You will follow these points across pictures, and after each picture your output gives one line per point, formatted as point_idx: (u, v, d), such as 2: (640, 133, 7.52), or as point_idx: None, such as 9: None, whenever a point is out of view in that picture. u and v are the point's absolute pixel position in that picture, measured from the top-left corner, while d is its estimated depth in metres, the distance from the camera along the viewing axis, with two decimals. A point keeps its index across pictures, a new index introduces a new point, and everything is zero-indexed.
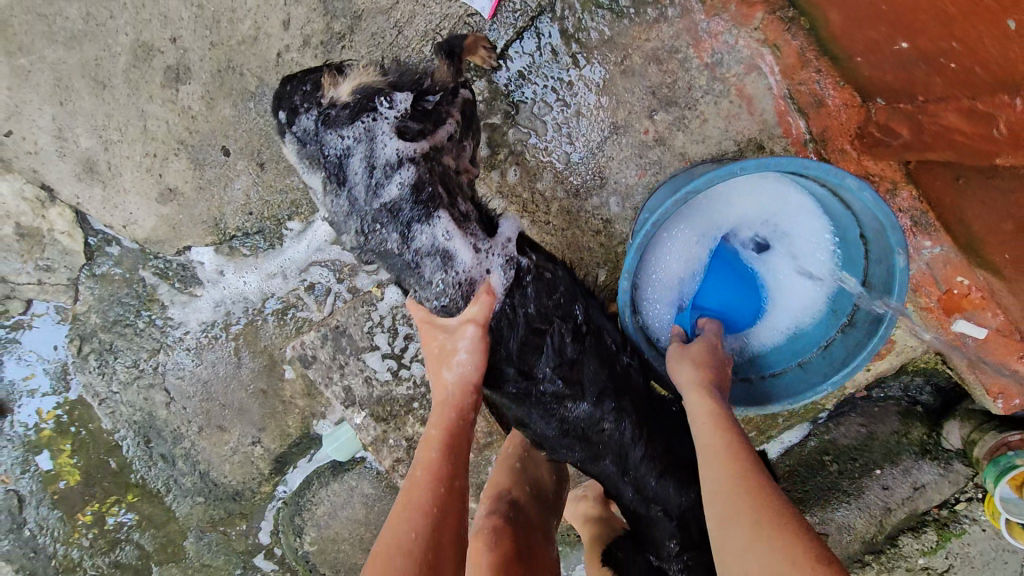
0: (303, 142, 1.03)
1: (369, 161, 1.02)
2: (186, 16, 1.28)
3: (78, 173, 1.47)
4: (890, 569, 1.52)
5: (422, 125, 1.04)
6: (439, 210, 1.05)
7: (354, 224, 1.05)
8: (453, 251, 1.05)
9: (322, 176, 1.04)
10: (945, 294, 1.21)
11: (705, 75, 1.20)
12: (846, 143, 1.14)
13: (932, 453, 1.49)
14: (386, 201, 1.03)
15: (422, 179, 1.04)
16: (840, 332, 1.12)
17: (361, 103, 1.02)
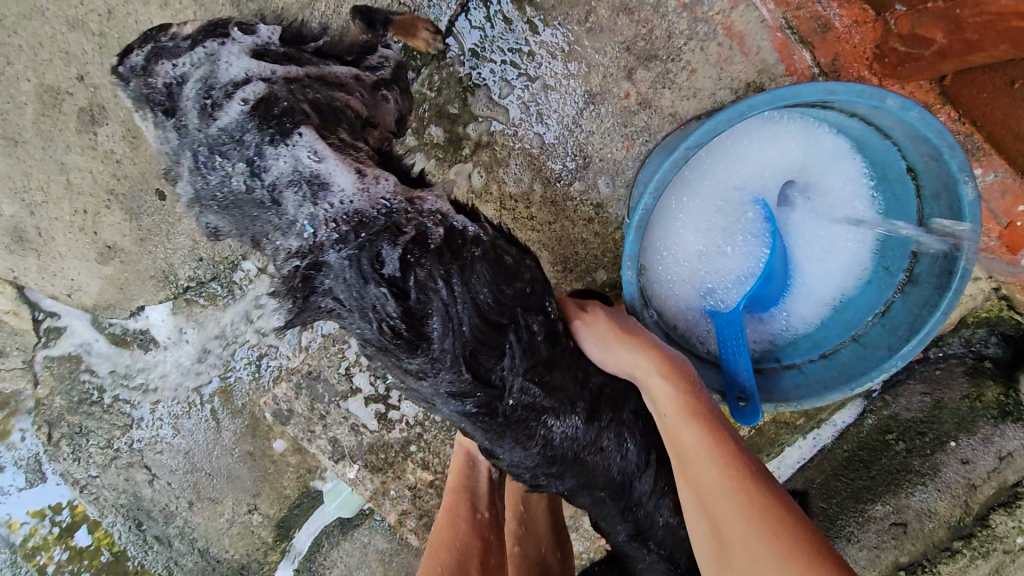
0: (125, 78, 0.77)
1: (203, 82, 0.75)
2: (90, 49, 1.13)
3: (8, 244, 1.31)
4: (986, 555, 1.28)
5: (291, 54, 0.86)
6: (300, 129, 0.78)
7: (185, 161, 0.76)
8: (327, 178, 0.79)
9: (147, 114, 0.77)
10: (1008, 228, 1.03)
11: (684, 17, 1.02)
12: (863, 69, 0.97)
13: (1015, 414, 1.29)
14: (224, 124, 0.75)
15: (272, 97, 0.78)
16: (900, 293, 0.96)
17: (204, 26, 0.79)
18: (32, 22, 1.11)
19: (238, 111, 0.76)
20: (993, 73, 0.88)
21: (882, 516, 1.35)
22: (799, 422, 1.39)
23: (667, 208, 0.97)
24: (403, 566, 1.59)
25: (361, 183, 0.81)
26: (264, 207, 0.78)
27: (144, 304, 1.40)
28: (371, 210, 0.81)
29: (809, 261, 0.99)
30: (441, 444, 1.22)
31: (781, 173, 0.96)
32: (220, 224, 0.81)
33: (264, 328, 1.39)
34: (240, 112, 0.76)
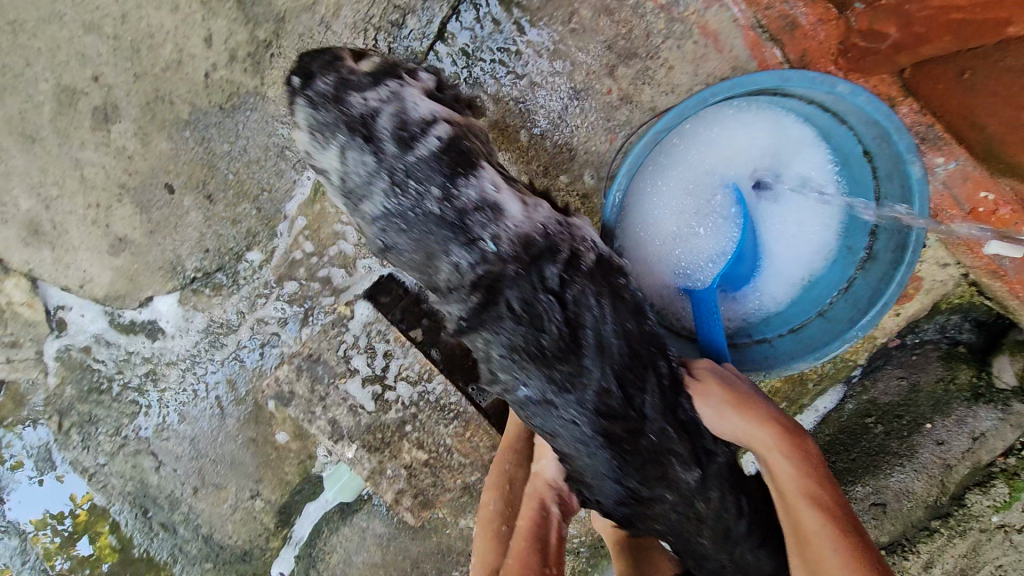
0: (320, 108, 0.98)
1: (400, 117, 0.99)
2: (105, 51, 1.20)
3: (25, 238, 1.38)
4: (963, 533, 1.31)
5: (444, 103, 1.06)
6: (484, 164, 1.01)
7: (382, 181, 0.98)
8: (502, 205, 0.99)
9: (342, 139, 0.98)
10: (971, 214, 1.08)
11: (662, 17, 1.09)
12: (829, 64, 1.03)
13: (987, 396, 1.35)
14: (419, 154, 0.98)
15: (457, 136, 1.01)
16: (861, 271, 1.04)
17: (388, 71, 1.03)
18: (51, 26, 1.18)
19: (435, 145, 0.99)
20: (947, 65, 0.95)
21: (860, 496, 1.41)
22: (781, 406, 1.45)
23: (645, 193, 1.04)
24: (400, 550, 1.63)
25: (524, 206, 1.01)
26: (444, 220, 0.98)
27: (154, 295, 1.46)
28: (536, 232, 1.00)
29: (777, 243, 1.08)
30: (435, 424, 1.27)
31: (749, 160, 1.05)
32: (398, 239, 1.00)
33: (268, 319, 1.45)
34: (435, 146, 0.99)
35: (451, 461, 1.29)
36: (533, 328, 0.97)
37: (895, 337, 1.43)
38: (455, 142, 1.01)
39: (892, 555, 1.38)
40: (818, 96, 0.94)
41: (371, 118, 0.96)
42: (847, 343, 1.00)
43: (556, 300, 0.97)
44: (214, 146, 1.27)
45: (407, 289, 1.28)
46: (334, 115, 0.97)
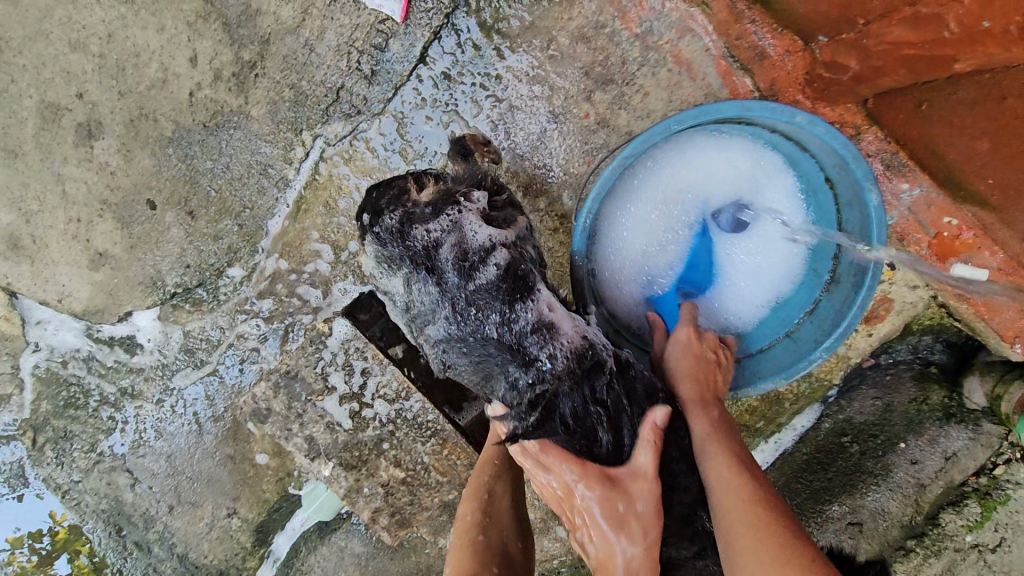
0: (385, 242, 1.00)
1: (460, 248, 0.98)
2: (90, 69, 1.21)
3: (4, 251, 1.38)
4: (938, 553, 1.32)
5: (500, 221, 1.06)
6: (539, 286, 1.04)
7: (445, 311, 0.99)
8: (558, 327, 1.02)
9: (406, 271, 1.00)
10: (936, 238, 1.11)
11: (637, 46, 1.13)
12: (797, 93, 1.07)
13: (958, 416, 1.38)
14: (480, 285, 0.98)
15: (514, 262, 1.02)
16: (825, 293, 1.10)
17: (443, 197, 1.01)
18: (38, 44, 1.20)
19: (494, 273, 0.99)
20: (905, 96, 1.00)
21: (838, 516, 1.42)
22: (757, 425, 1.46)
23: (620, 217, 1.10)
24: (378, 569, 1.61)
25: (574, 324, 1.04)
26: (506, 349, 1.00)
27: (134, 309, 1.45)
28: (585, 346, 1.04)
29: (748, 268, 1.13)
30: (412, 442, 1.27)
31: (720, 188, 1.10)
32: (458, 356, 1.03)
33: (248, 335, 1.45)
34: (494, 274, 0.99)
35: (428, 479, 1.28)
36: (583, 443, 0.99)
37: (868, 357, 1.44)
38: (514, 271, 1.01)
39: None
40: (781, 126, 0.99)
41: (434, 250, 0.97)
42: (812, 364, 1.04)
43: (603, 409, 1.01)
44: (197, 163, 1.28)
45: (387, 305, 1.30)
46: (398, 248, 0.98)
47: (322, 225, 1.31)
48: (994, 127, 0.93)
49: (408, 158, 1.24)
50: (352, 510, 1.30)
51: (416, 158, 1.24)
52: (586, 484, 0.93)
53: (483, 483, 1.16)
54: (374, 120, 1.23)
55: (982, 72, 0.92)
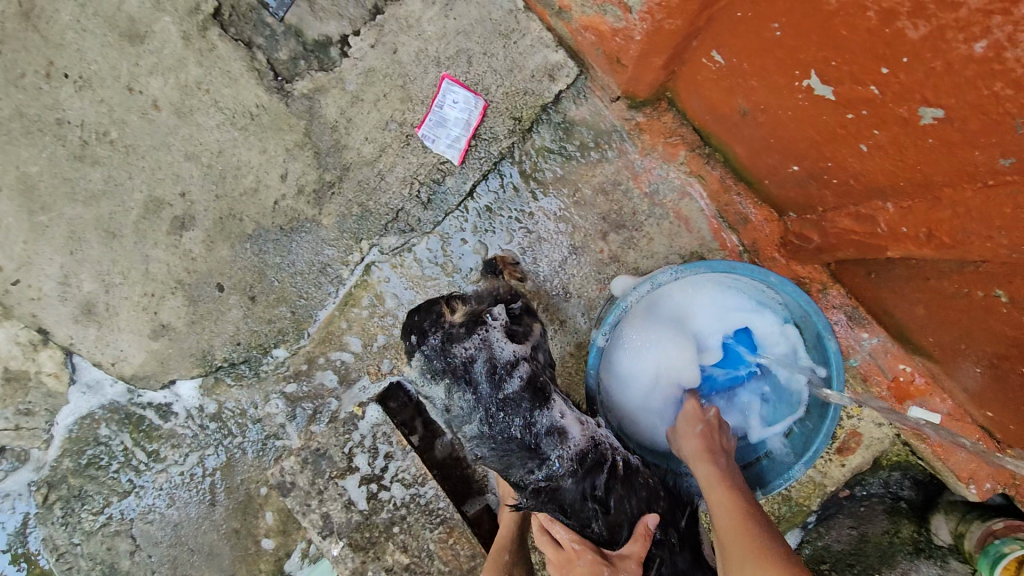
0: (430, 359, 1.20)
1: (491, 363, 1.19)
2: (196, 174, 1.47)
3: (76, 315, 1.55)
4: None
5: (519, 333, 1.26)
6: (553, 395, 1.23)
7: (479, 414, 1.17)
8: (568, 431, 1.19)
9: (447, 382, 1.19)
10: (893, 381, 1.31)
11: (645, 202, 1.40)
12: (774, 252, 1.33)
13: (927, 551, 1.49)
14: (507, 394, 1.18)
15: (533, 374, 1.23)
16: (798, 420, 1.31)
17: (474, 319, 1.22)
18: (158, 152, 1.46)
19: (519, 384, 1.20)
20: (858, 266, 1.21)
21: None
22: None
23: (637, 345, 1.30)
24: None
25: (582, 428, 1.21)
26: (525, 447, 1.17)
27: (181, 378, 1.59)
28: (590, 447, 1.20)
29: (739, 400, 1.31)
30: (420, 528, 1.36)
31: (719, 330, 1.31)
32: (485, 452, 1.18)
33: (278, 413, 1.58)
34: (519, 385, 1.20)
35: (431, 568, 1.35)
36: (578, 523, 1.18)
37: (843, 489, 1.54)
38: (536, 380, 1.22)
39: None
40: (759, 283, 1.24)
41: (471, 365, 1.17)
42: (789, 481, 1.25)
43: (600, 505, 1.18)
44: (267, 258, 1.50)
45: (411, 396, 1.50)
46: (441, 365, 1.18)
47: (363, 319, 1.50)
48: (924, 302, 1.12)
49: (446, 271, 1.47)
50: None
51: (455, 271, 1.47)
52: (581, 545, 1.15)
53: (503, 565, 1.28)
54: (424, 237, 1.47)
55: (909, 259, 1.09)
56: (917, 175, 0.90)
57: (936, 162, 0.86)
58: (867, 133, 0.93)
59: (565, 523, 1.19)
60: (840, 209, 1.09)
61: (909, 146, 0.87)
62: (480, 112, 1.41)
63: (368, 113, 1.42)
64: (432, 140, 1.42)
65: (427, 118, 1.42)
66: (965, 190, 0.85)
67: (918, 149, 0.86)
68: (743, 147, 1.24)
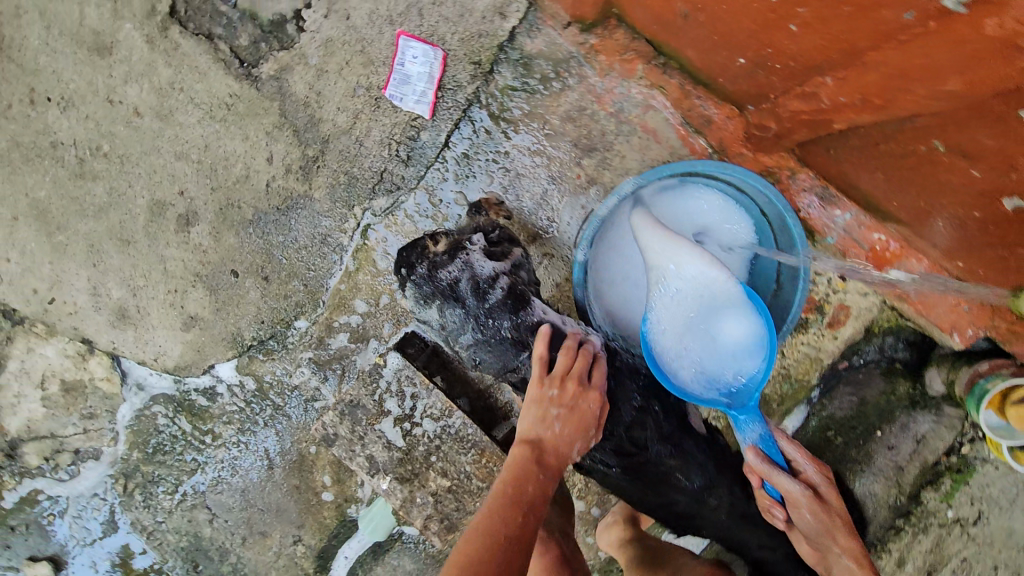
0: (421, 285, 1.36)
1: (474, 279, 1.34)
2: (190, 172, 1.56)
3: (113, 321, 1.69)
4: (925, 529, 1.59)
5: (499, 251, 1.40)
6: (534, 300, 1.38)
7: (473, 326, 1.35)
8: (551, 326, 1.37)
9: (440, 302, 1.35)
10: (871, 251, 1.38)
11: (612, 121, 1.47)
12: (744, 147, 1.39)
13: (922, 402, 1.61)
14: (493, 304, 1.34)
15: (514, 284, 1.37)
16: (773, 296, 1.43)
17: (455, 245, 1.37)
18: (151, 157, 1.55)
19: (502, 294, 1.35)
20: (819, 145, 1.26)
21: None
22: None
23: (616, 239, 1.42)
24: None
25: (564, 322, 1.40)
26: (516, 345, 1.35)
27: (217, 362, 1.73)
28: (576, 338, 1.37)
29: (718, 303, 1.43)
30: (456, 454, 1.50)
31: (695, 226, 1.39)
32: (483, 357, 1.37)
33: (311, 378, 1.71)
34: (501, 295, 1.35)
35: (472, 486, 1.50)
36: None
37: (842, 359, 1.67)
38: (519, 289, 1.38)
39: None
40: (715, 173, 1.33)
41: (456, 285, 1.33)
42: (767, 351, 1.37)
43: None
44: (271, 238, 1.60)
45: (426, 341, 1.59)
46: (430, 289, 1.34)
47: (370, 281, 1.61)
48: (883, 168, 1.17)
49: (437, 221, 1.55)
50: (408, 519, 1.51)
51: (445, 220, 1.55)
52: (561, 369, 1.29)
53: None
54: (411, 193, 1.55)
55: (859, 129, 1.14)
56: (844, 44, 0.95)
57: (855, 28, 0.91)
58: (793, 12, 0.98)
59: None
60: (786, 92, 1.14)
61: (831, 17, 0.93)
62: (441, 62, 1.47)
63: (335, 83, 1.48)
64: (400, 97, 1.48)
65: (390, 77, 1.47)
66: (886, 50, 0.90)
67: (839, 19, 0.92)
68: (693, 50, 1.28)
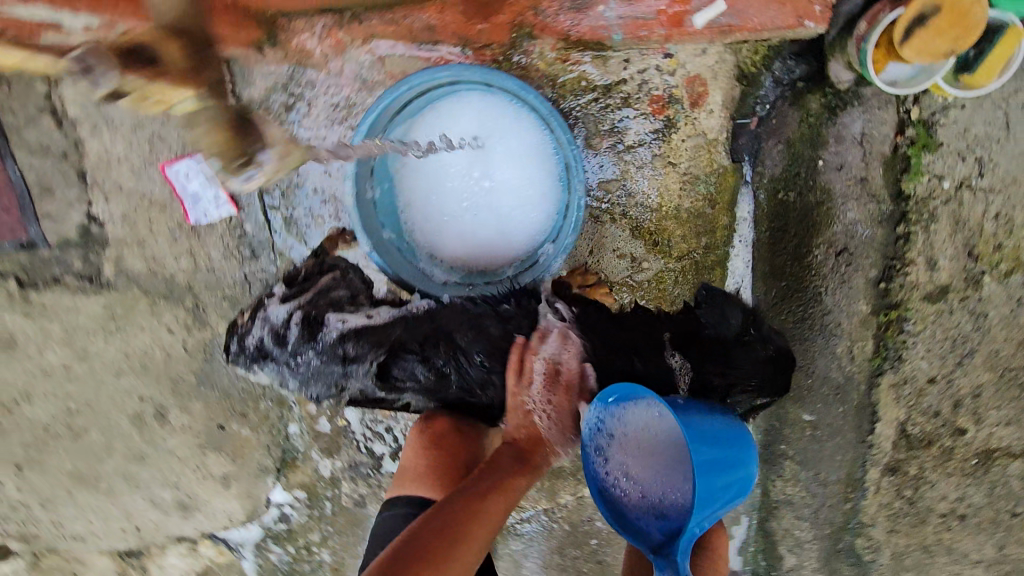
0: (241, 357, 1.62)
1: (270, 327, 1.55)
2: (133, 380, 1.76)
3: (184, 514, 1.95)
4: (930, 217, 1.39)
5: (300, 289, 1.57)
6: (330, 315, 1.54)
7: (288, 369, 1.56)
8: (362, 327, 1.52)
9: (256, 361, 1.58)
10: (664, 15, 1.24)
11: (368, 94, 1.49)
12: (480, 21, 1.28)
13: (843, 103, 1.39)
14: (290, 342, 1.54)
15: (308, 313, 1.54)
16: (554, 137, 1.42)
17: (257, 303, 1.59)
18: (102, 388, 1.77)
19: (296, 327, 1.53)
20: None
21: (825, 258, 1.49)
22: (702, 249, 1.58)
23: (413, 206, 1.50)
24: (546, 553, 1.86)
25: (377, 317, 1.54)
26: (335, 362, 1.53)
27: (268, 496, 1.91)
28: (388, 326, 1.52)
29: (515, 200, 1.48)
30: None
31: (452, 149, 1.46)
32: (314, 388, 1.57)
33: (333, 462, 1.83)
34: (296, 328, 1.53)
35: None
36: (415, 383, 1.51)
37: (749, 119, 1.49)
38: (321, 303, 1.56)
39: (890, 283, 1.45)
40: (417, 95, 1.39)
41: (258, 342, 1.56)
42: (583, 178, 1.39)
43: (420, 351, 1.47)
44: (221, 383, 1.75)
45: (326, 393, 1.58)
46: (245, 355, 1.60)
47: None
48: None
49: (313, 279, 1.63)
50: None
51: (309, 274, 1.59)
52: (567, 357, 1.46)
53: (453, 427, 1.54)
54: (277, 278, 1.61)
55: None
56: None
57: None
58: None
59: (413, 388, 1.51)
60: None
61: None
62: None
63: (157, 241, 1.58)
64: (205, 215, 1.55)
65: (185, 205, 1.54)
66: None
67: None
68: None
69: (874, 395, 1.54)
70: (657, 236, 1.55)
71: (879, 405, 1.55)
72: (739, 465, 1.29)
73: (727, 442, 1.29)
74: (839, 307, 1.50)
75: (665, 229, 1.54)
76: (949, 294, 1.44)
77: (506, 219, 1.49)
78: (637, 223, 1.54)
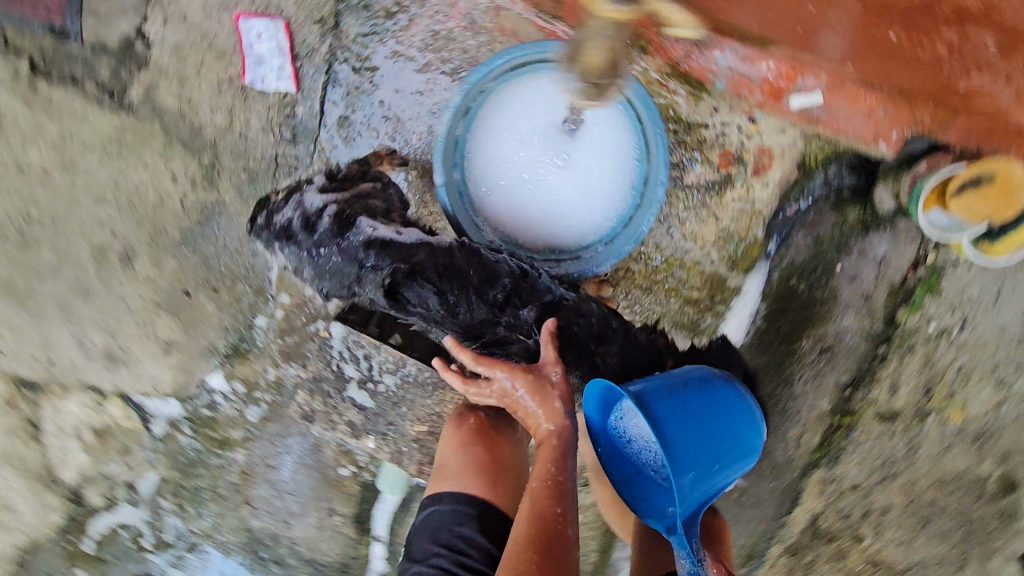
0: (265, 233, 1.52)
1: (303, 212, 1.47)
2: (114, 214, 1.65)
3: (108, 364, 1.84)
4: (907, 348, 1.51)
5: (340, 185, 1.54)
6: (359, 219, 1.47)
7: (309, 258, 1.47)
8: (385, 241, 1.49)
9: (282, 243, 1.49)
10: (766, 84, 1.33)
11: (470, 35, 1.49)
12: None
13: (875, 225, 1.47)
14: (320, 229, 1.46)
15: (341, 210, 1.47)
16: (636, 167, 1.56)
17: (291, 190, 1.53)
18: (75, 208, 1.64)
19: (328, 222, 1.46)
20: None
21: (813, 353, 1.55)
22: (705, 303, 1.65)
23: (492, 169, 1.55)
24: None
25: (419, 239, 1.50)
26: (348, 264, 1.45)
27: (205, 376, 1.85)
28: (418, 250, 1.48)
29: (597, 194, 1.58)
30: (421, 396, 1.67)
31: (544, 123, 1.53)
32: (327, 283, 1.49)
33: (285, 367, 1.79)
34: (328, 221, 1.46)
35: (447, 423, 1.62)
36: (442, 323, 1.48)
37: (798, 204, 1.53)
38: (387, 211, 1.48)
39: (854, 390, 1.55)
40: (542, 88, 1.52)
41: (288, 223, 1.47)
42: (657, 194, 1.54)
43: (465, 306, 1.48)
44: (203, 250, 1.70)
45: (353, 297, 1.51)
46: (269, 233, 1.50)
47: None
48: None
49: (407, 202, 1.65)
50: None
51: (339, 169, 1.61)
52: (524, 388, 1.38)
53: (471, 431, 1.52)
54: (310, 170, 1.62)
55: None
56: None
57: None
58: None
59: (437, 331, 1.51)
60: None
61: None
62: (286, 31, 1.49)
63: (200, 85, 1.52)
64: (260, 80, 1.52)
65: (245, 62, 1.50)
66: None
67: None
68: None
69: (801, 482, 1.65)
70: (669, 272, 1.65)
71: (802, 491, 1.66)
72: (738, 419, 1.47)
73: (722, 407, 1.46)
74: (805, 398, 1.59)
75: (678, 265, 1.64)
76: (895, 418, 1.56)
77: (565, 197, 1.57)
78: (659, 256, 1.65)
